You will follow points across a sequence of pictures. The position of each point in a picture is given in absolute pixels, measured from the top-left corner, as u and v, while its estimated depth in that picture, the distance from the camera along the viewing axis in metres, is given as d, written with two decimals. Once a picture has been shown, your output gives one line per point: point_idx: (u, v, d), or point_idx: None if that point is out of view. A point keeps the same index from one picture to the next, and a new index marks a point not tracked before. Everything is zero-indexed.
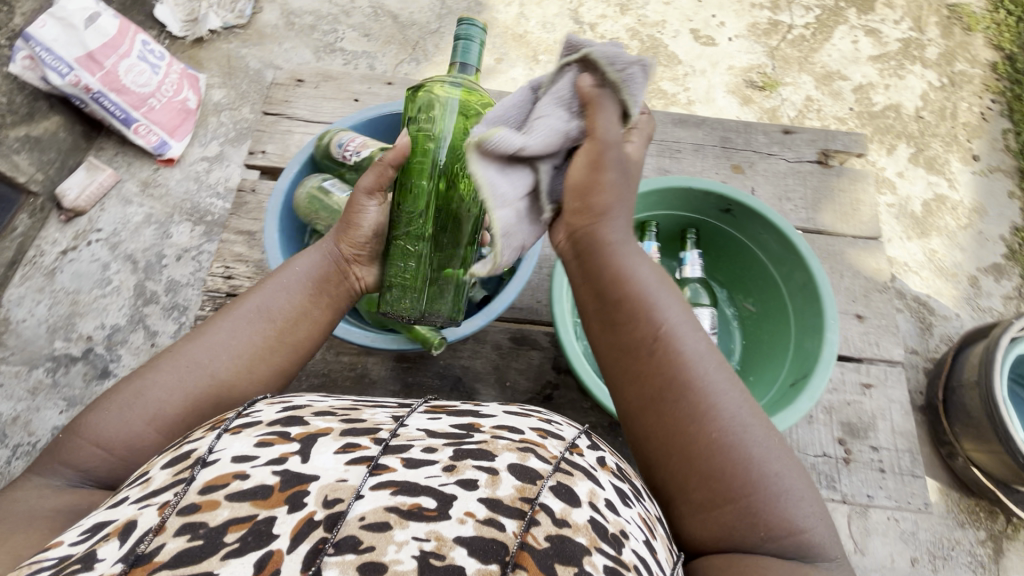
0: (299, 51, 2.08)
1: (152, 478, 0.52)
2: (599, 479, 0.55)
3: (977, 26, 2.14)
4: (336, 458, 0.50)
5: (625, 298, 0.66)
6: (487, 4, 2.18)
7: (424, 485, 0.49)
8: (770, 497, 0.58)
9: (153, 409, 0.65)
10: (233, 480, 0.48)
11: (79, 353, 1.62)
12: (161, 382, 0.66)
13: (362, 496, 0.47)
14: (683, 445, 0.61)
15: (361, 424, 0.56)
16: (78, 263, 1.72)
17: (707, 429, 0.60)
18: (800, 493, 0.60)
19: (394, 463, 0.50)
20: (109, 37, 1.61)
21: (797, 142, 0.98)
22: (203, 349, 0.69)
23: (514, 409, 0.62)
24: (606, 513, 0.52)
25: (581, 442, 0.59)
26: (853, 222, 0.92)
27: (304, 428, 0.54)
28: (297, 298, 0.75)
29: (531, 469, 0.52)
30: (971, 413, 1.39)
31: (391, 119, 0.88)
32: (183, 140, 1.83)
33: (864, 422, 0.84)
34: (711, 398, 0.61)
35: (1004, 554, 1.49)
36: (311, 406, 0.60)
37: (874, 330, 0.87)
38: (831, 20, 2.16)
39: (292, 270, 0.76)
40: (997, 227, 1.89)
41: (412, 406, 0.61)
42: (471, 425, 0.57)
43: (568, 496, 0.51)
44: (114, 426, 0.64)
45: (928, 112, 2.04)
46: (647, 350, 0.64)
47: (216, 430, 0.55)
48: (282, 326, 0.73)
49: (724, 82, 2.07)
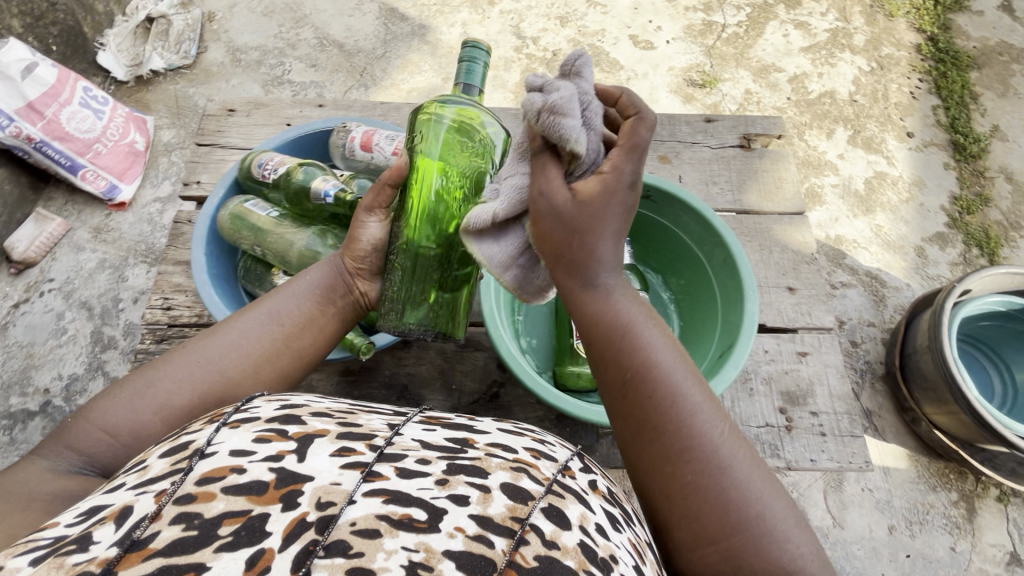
0: (247, 86, 2.09)
1: (150, 466, 0.48)
2: (591, 503, 0.51)
3: (898, 12, 2.25)
4: (332, 461, 0.46)
5: (604, 337, 0.64)
6: (431, 27, 2.23)
7: (416, 497, 0.44)
8: (761, 536, 0.55)
9: (162, 400, 0.64)
10: (230, 472, 0.44)
11: (38, 408, 1.57)
12: (172, 373, 0.65)
13: (356, 501, 0.43)
14: (666, 480, 0.59)
15: (357, 429, 0.51)
16: (31, 315, 1.69)
17: (699, 463, 0.58)
18: (790, 524, 0.57)
19: (387, 471, 0.46)
20: (47, 86, 1.61)
21: (720, 128, 1.08)
22: (216, 346, 0.68)
23: (507, 426, 0.57)
24: (595, 537, 0.48)
25: (573, 464, 0.55)
26: (777, 199, 1.03)
27: (302, 426, 0.49)
28: (307, 304, 0.75)
29: (523, 489, 0.48)
30: (927, 377, 1.42)
31: (314, 138, 0.90)
32: (134, 183, 1.82)
33: (803, 389, 0.89)
34: (694, 434, 0.59)
35: (977, 513, 1.52)
36: (309, 406, 0.55)
37: (805, 299, 0.95)
38: (763, 17, 2.25)
39: (305, 277, 0.76)
40: (937, 198, 1.96)
41: (407, 415, 0.56)
42: (465, 439, 0.52)
43: (560, 519, 0.47)
44: (123, 415, 0.64)
45: (861, 96, 2.12)
46: (640, 386, 0.61)
47: (215, 423, 0.50)
48: (290, 330, 0.73)
49: (666, 83, 2.13)
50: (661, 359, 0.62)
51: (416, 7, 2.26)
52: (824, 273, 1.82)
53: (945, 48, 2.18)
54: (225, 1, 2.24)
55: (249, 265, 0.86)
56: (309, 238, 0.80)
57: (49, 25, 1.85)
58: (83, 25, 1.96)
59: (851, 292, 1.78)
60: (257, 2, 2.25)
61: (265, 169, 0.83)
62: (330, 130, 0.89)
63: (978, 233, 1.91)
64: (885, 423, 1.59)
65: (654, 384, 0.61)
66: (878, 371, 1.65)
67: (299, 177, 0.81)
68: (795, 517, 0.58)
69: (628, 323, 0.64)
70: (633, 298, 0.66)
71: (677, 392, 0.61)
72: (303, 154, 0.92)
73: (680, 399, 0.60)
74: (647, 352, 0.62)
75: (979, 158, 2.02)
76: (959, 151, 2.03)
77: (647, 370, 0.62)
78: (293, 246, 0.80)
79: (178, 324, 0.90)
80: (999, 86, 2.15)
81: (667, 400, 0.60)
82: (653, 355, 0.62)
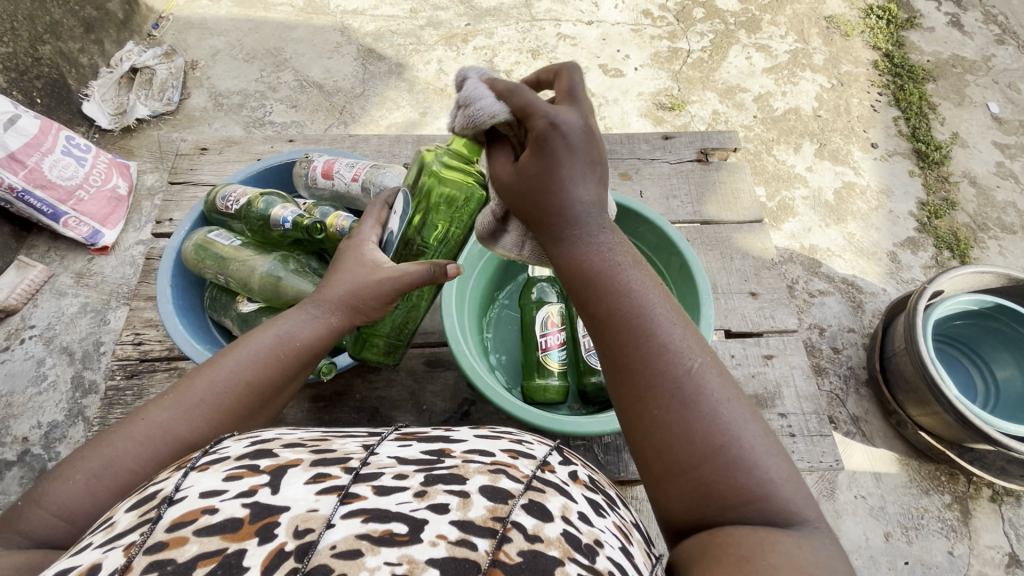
0: (229, 128, 2.15)
1: (118, 521, 0.46)
2: (572, 493, 0.50)
3: (853, 31, 2.36)
4: (307, 488, 0.45)
5: (584, 275, 0.58)
6: (408, 65, 2.31)
7: (395, 512, 0.43)
8: (733, 464, 0.48)
9: (128, 477, 0.58)
10: (202, 513, 0.43)
11: (15, 457, 1.54)
12: (136, 451, 0.58)
13: (334, 525, 0.42)
14: (636, 418, 0.53)
15: (330, 453, 0.50)
16: (11, 363, 1.67)
17: (664, 397, 0.51)
18: (769, 454, 0.49)
19: (364, 490, 0.45)
20: (30, 136, 1.65)
21: (677, 145, 1.14)
22: (186, 417, 0.61)
23: (484, 431, 0.56)
24: (579, 525, 0.46)
25: (551, 458, 0.53)
26: (735, 209, 1.08)
27: (274, 459, 0.48)
28: (287, 363, 0.68)
29: (502, 490, 0.46)
30: (908, 379, 1.43)
31: (279, 170, 0.94)
32: (117, 227, 1.84)
33: (770, 391, 0.91)
34: (664, 368, 0.52)
35: (972, 515, 1.51)
36: (280, 438, 0.53)
37: (767, 304, 0.99)
38: (725, 42, 2.35)
39: (277, 331, 0.69)
40: (905, 205, 2.02)
41: (382, 434, 0.54)
42: (441, 450, 0.51)
43: (542, 512, 0.45)
44: (79, 494, 0.56)
45: (825, 111, 2.20)
46: (608, 322, 0.56)
47: (182, 469, 0.49)
48: (266, 389, 0.67)
49: (636, 107, 2.21)
50: (636, 296, 0.56)
51: (393, 47, 2.35)
52: (800, 282, 1.85)
53: (901, 63, 2.27)
54: (207, 50, 2.31)
55: (215, 295, 0.88)
56: (270, 263, 0.81)
57: (34, 78, 1.89)
58: (68, 77, 2.01)
59: (828, 300, 1.81)
60: (238, 49, 2.32)
61: (229, 201, 0.85)
62: (294, 162, 0.92)
63: (947, 236, 1.96)
64: (872, 428, 1.59)
65: (626, 323, 0.55)
66: (861, 376, 1.66)
67: (260, 206, 0.83)
68: (773, 444, 0.50)
69: (606, 263, 0.58)
70: (612, 235, 0.60)
71: (651, 328, 0.54)
72: (268, 185, 0.94)
73: (652, 334, 0.54)
74: (622, 291, 0.56)
75: (942, 165, 2.09)
76: (922, 159, 2.10)
77: (619, 306, 0.56)
78: (254, 272, 0.81)
79: (149, 358, 0.92)
80: (955, 96, 2.24)
81: (638, 336, 0.54)
82: (627, 293, 0.56)
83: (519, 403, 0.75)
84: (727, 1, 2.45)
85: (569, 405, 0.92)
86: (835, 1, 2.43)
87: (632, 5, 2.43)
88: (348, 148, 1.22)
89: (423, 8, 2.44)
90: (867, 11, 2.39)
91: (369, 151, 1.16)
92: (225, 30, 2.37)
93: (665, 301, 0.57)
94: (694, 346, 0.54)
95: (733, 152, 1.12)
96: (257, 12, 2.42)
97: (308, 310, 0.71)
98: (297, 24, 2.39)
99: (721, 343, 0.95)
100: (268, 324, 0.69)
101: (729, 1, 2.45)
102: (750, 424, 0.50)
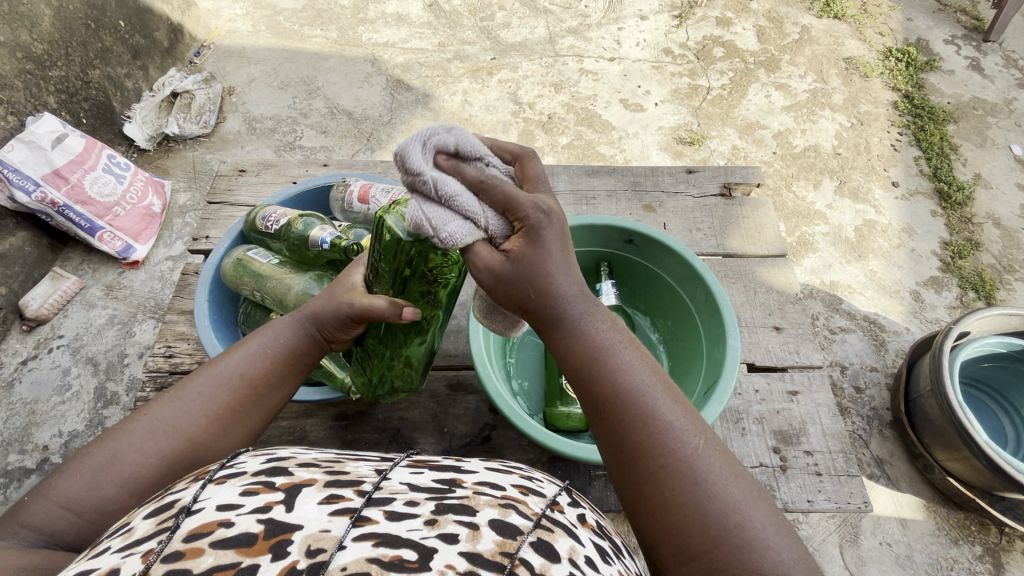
0: (261, 151, 2.23)
1: (135, 527, 0.45)
2: (580, 536, 0.49)
3: (873, 73, 2.39)
4: (320, 508, 0.44)
5: (578, 365, 0.58)
6: (434, 95, 2.39)
7: (405, 539, 0.42)
8: (742, 548, 0.48)
9: (129, 471, 0.58)
10: (218, 526, 0.42)
11: (35, 465, 1.56)
12: (135, 444, 0.59)
13: (346, 547, 0.41)
14: (645, 498, 0.52)
15: (344, 475, 0.49)
16: (38, 371, 1.71)
17: (663, 487, 0.51)
18: (775, 533, 0.49)
19: (376, 514, 0.44)
20: (75, 154, 1.74)
21: (701, 178, 1.17)
22: (187, 411, 0.63)
23: (494, 464, 0.56)
24: (585, 569, 0.45)
25: (562, 498, 0.53)
26: (759, 243, 1.09)
27: (290, 477, 0.48)
28: (278, 363, 0.70)
29: (512, 525, 0.46)
30: (935, 422, 1.39)
31: (318, 193, 0.98)
32: (148, 243, 1.90)
33: (795, 428, 0.90)
34: (670, 447, 0.52)
35: (1006, 569, 1.45)
36: (296, 457, 0.53)
37: (792, 338, 0.98)
38: (744, 80, 2.40)
39: (271, 333, 0.71)
40: (927, 244, 2.00)
41: (394, 459, 0.53)
42: (453, 479, 0.50)
43: (549, 552, 0.45)
44: (83, 487, 0.57)
45: (845, 149, 2.21)
46: (606, 409, 0.56)
47: (200, 480, 0.48)
48: (260, 388, 0.68)
49: (656, 141, 2.25)
50: (633, 378, 0.56)
51: (420, 79, 2.44)
52: (820, 318, 1.83)
53: (921, 105, 2.29)
54: (244, 78, 2.42)
55: (249, 310, 0.91)
56: (306, 282, 0.85)
57: (82, 100, 1.98)
58: (113, 100, 2.10)
59: (850, 337, 1.79)
60: (274, 78, 2.43)
61: (269, 221, 0.89)
62: (331, 185, 0.97)
63: (972, 277, 1.93)
64: (897, 471, 1.55)
65: (623, 402, 0.55)
66: (885, 417, 1.62)
67: (299, 227, 0.86)
68: (779, 523, 0.50)
69: (597, 348, 0.58)
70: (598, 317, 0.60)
71: (651, 408, 0.55)
72: (306, 206, 0.98)
73: (653, 414, 0.54)
74: (620, 370, 0.57)
75: (965, 206, 2.08)
76: (945, 199, 2.09)
77: (615, 388, 0.56)
78: (290, 290, 0.84)
79: (179, 371, 0.95)
80: (977, 137, 2.24)
81: (640, 418, 0.54)
82: (623, 373, 0.56)
83: (538, 426, 0.74)
84: (746, 41, 2.50)
85: (590, 433, 0.92)
86: (855, 43, 2.47)
87: (653, 43, 2.50)
88: (380, 174, 1.27)
89: (450, 42, 2.53)
90: (886, 53, 2.43)
91: (400, 177, 1.21)
92: (262, 59, 2.48)
93: (659, 377, 0.57)
94: (693, 428, 0.54)
95: (756, 187, 1.13)
96: (294, 43, 2.53)
97: (290, 316, 0.73)
98: (330, 54, 2.50)
99: (744, 377, 0.94)
100: (258, 330, 0.72)
101: (749, 41, 2.51)
102: (755, 508, 0.50)
